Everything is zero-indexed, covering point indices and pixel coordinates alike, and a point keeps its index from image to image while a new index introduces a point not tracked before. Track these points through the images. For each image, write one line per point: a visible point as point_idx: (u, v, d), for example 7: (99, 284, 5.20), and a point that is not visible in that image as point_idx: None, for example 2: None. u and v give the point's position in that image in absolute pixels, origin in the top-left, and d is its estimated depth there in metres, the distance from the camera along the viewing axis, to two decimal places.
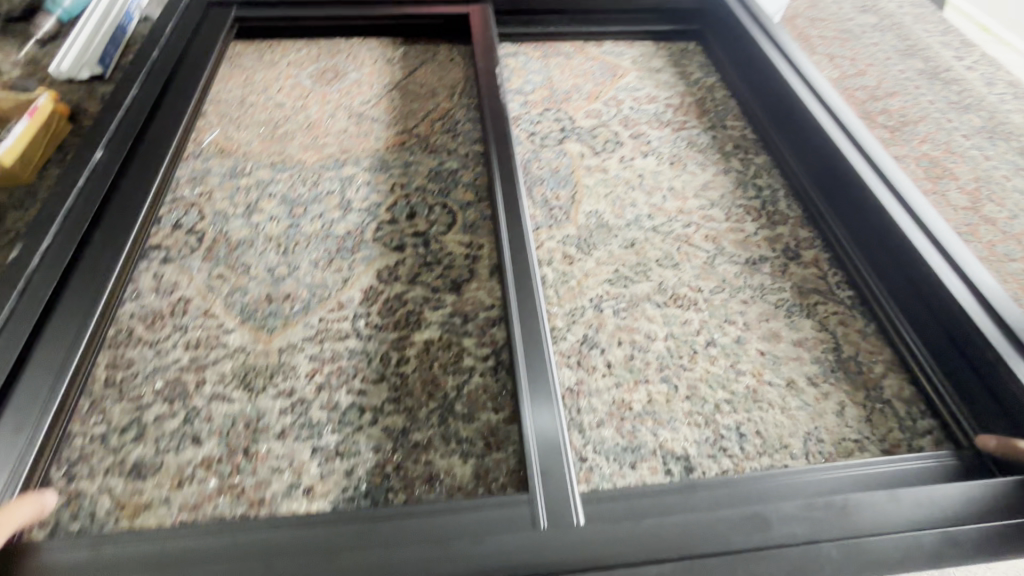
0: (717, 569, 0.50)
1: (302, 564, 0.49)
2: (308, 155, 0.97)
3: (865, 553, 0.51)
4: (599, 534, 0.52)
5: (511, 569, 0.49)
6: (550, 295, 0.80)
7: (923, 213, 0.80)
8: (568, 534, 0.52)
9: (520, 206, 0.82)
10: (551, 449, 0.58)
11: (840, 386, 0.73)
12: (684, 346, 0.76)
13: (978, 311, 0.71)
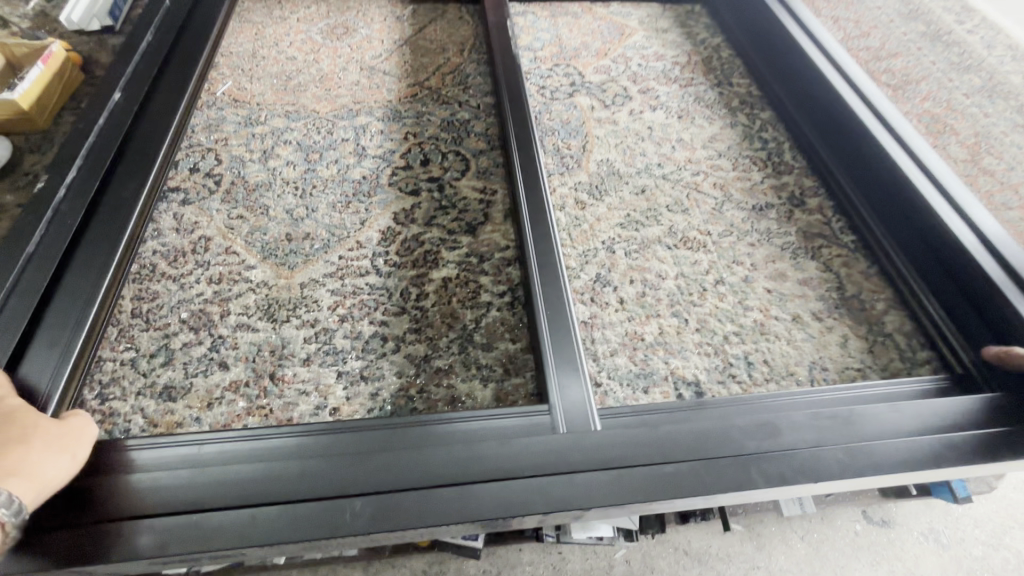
0: (731, 469, 0.53)
1: (335, 463, 0.51)
2: (322, 106, 0.98)
3: (870, 455, 0.54)
4: (618, 438, 0.54)
5: (536, 468, 0.52)
6: (564, 237, 0.82)
7: (926, 159, 0.81)
8: (589, 438, 0.54)
9: (534, 148, 0.83)
10: (569, 365, 0.61)
11: (843, 321, 0.76)
12: (694, 284, 0.78)
13: (980, 251, 0.72)
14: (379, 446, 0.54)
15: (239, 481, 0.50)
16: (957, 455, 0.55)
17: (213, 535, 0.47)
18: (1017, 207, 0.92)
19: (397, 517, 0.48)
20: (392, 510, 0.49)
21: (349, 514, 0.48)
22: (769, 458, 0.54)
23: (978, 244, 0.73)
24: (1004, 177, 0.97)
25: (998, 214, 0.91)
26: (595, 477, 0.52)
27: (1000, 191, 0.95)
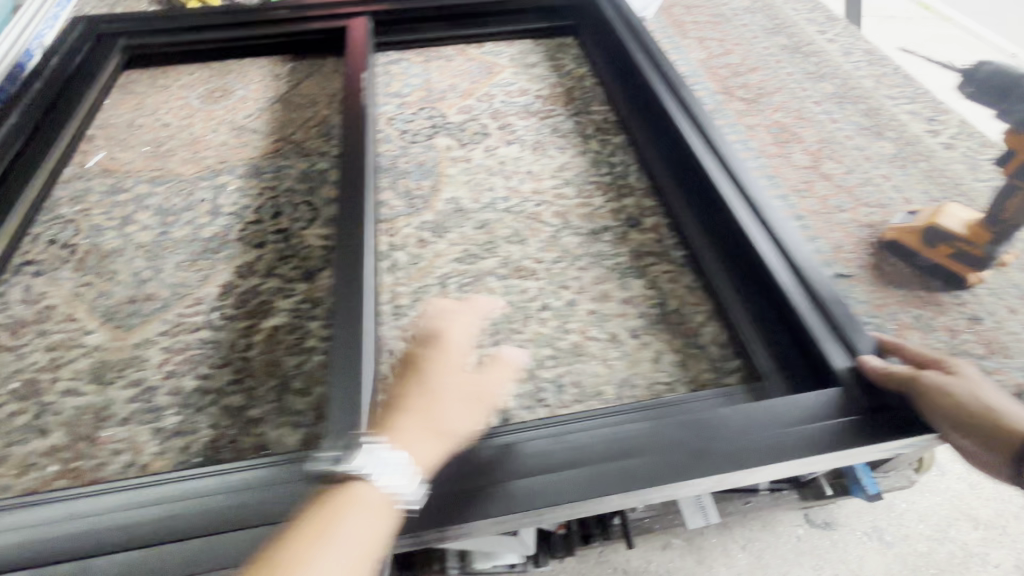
0: None
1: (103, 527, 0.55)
2: (187, 168, 1.03)
3: None
4: (378, 477, 0.57)
5: (290, 512, 0.55)
6: (399, 276, 0.86)
7: (754, 190, 0.84)
8: (351, 479, 0.57)
9: (363, 190, 0.86)
10: (352, 408, 0.64)
11: (661, 336, 0.79)
12: (519, 311, 0.81)
13: (792, 283, 0.74)
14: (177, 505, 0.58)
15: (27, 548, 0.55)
16: (703, 467, 0.59)
17: None
18: (850, 209, 0.95)
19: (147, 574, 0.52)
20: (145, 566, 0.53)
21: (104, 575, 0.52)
22: (525, 486, 0.58)
23: (793, 277, 0.75)
24: (841, 180, 1.00)
25: (830, 218, 0.94)
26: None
27: (836, 195, 0.98)
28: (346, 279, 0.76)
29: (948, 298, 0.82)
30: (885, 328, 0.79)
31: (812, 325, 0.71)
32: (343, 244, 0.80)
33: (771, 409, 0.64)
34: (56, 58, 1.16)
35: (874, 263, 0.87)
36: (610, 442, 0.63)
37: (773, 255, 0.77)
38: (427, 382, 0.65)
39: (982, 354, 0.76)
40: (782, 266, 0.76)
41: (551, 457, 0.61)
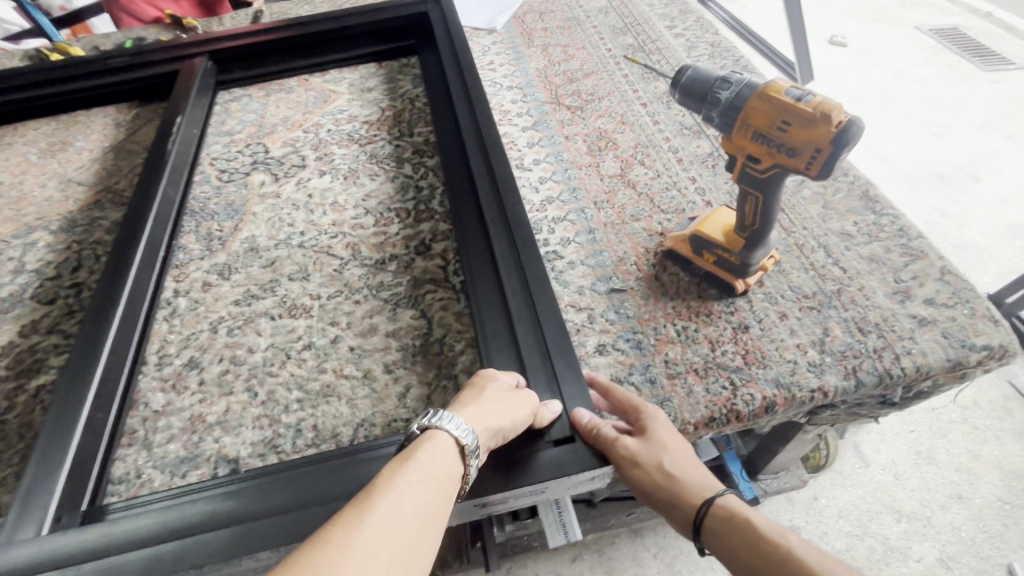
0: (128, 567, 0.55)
1: None
2: (4, 227, 1.05)
3: (267, 530, 0.56)
4: (38, 551, 0.58)
5: None
6: (174, 324, 0.86)
7: (514, 221, 0.82)
8: (10, 553, 0.58)
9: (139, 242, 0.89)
10: (45, 475, 0.65)
11: (414, 370, 0.77)
12: (280, 353, 0.81)
13: (527, 321, 0.73)
14: None
15: None
16: None
17: None
18: (645, 217, 0.92)
19: None
20: None
21: None
22: (168, 547, 0.56)
23: (530, 314, 0.73)
24: (645, 187, 0.97)
25: (622, 229, 0.91)
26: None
27: (634, 203, 0.95)
28: (89, 343, 0.77)
29: (718, 307, 0.79)
30: (644, 345, 0.76)
31: (535, 364, 0.69)
32: (96, 305, 0.81)
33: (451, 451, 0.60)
34: None
35: (654, 274, 0.84)
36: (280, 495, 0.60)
37: (517, 291, 0.76)
38: (499, 380, 0.62)
39: (737, 367, 0.72)
40: (523, 303, 0.74)
41: (213, 515, 0.59)
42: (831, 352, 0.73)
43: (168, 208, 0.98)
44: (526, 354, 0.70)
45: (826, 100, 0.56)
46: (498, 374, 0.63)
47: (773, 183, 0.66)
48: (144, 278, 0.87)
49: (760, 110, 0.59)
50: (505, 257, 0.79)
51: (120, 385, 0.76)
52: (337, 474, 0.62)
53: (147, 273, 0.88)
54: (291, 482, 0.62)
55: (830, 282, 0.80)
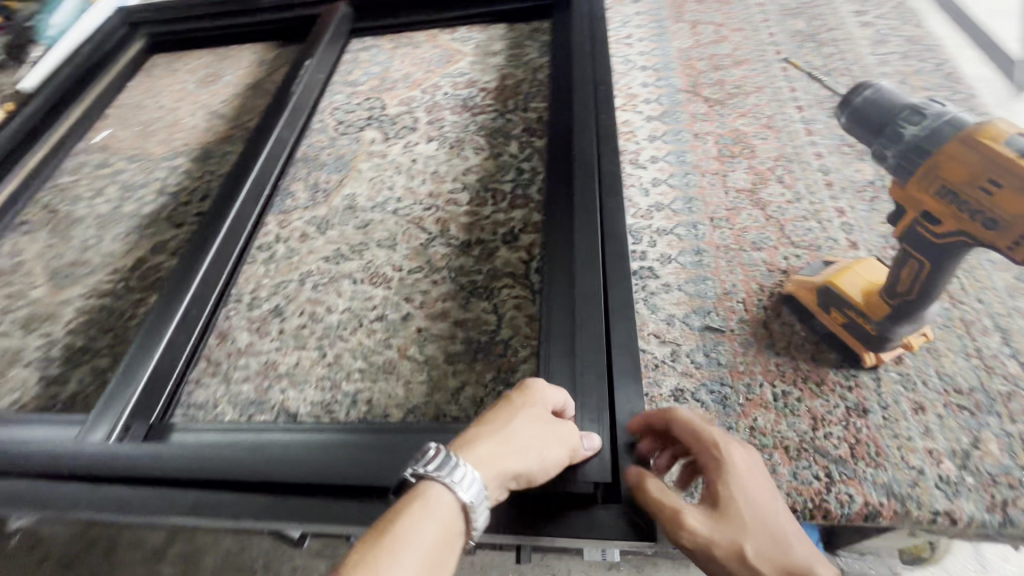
0: (179, 501, 0.61)
1: None
2: (158, 148, 1.18)
3: (295, 505, 0.59)
4: (109, 457, 0.66)
5: (38, 468, 0.66)
6: (270, 268, 0.91)
7: (612, 230, 0.73)
8: (90, 453, 0.67)
9: (246, 178, 0.97)
10: (126, 387, 0.73)
11: (474, 368, 0.74)
12: (354, 319, 0.82)
13: (595, 338, 0.64)
14: (53, 442, 0.69)
15: None
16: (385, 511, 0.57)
17: None
18: (767, 248, 0.79)
19: None
20: None
21: None
22: (212, 489, 0.61)
23: (603, 335, 0.65)
24: (776, 211, 0.83)
25: (736, 256, 0.79)
26: (81, 486, 0.64)
27: (758, 228, 0.81)
28: (189, 268, 0.85)
29: (835, 376, 0.65)
30: (729, 402, 0.66)
31: (592, 393, 0.60)
32: (201, 236, 0.89)
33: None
34: (91, 43, 1.36)
35: (764, 319, 0.72)
36: (304, 461, 0.62)
37: (593, 304, 0.67)
38: (529, 404, 0.55)
39: (841, 457, 0.60)
40: (597, 317, 0.66)
41: (244, 464, 0.63)
42: (974, 472, 0.58)
43: (280, 149, 1.04)
44: (582, 373, 0.62)
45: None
46: (532, 394, 0.56)
47: (949, 253, 0.51)
48: (246, 214, 0.94)
49: (959, 161, 0.45)
50: (591, 264, 0.70)
51: (203, 315, 0.83)
52: (360, 453, 0.63)
53: (249, 209, 0.95)
54: (318, 448, 0.64)
55: (995, 381, 0.63)
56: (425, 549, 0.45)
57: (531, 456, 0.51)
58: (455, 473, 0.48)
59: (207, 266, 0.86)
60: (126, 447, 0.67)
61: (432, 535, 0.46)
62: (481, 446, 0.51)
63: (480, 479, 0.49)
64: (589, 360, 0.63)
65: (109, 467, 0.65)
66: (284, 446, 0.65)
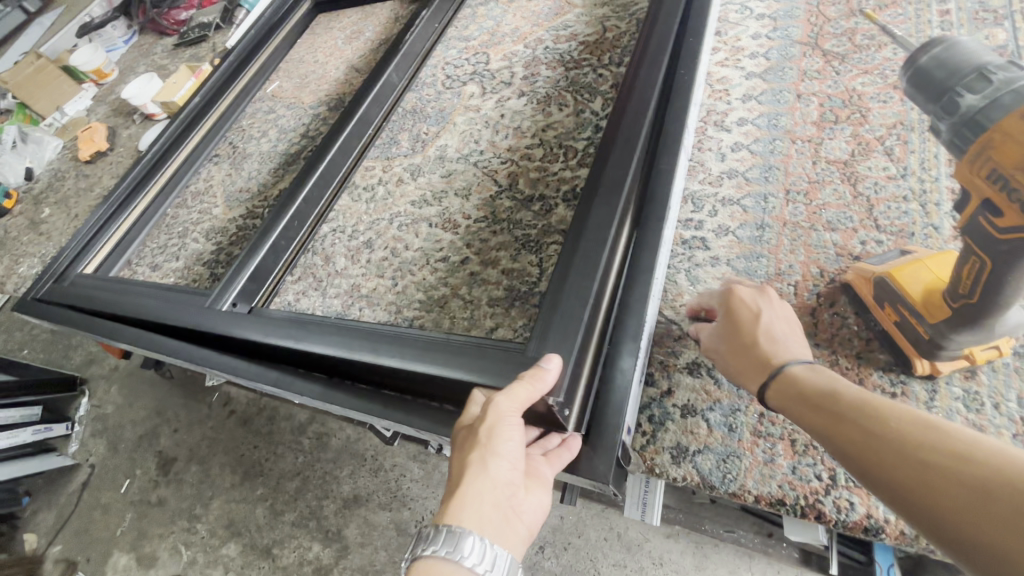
0: (262, 378, 0.77)
1: (126, 298, 1.01)
2: (309, 99, 1.41)
3: (334, 398, 0.71)
4: (218, 329, 0.84)
5: (184, 331, 0.89)
6: (369, 207, 1.06)
7: (655, 195, 0.71)
8: (209, 323, 0.87)
9: (351, 116, 1.13)
10: (237, 275, 0.94)
11: (510, 313, 0.82)
12: (424, 257, 0.94)
13: (593, 276, 0.59)
14: (189, 312, 0.91)
15: (111, 288, 1.07)
16: (403, 416, 0.66)
17: (87, 323, 1.03)
18: (843, 230, 0.70)
19: (129, 337, 0.95)
20: (132, 334, 0.95)
21: (118, 331, 0.97)
22: (291, 371, 0.76)
23: (613, 293, 0.64)
24: (870, 188, 0.72)
25: (804, 235, 0.72)
26: (210, 353, 0.85)
27: (838, 207, 0.72)
28: (297, 186, 1.05)
29: (878, 379, 0.59)
30: (745, 385, 0.63)
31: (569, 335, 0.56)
32: (311, 158, 1.08)
33: (470, 380, 0.59)
34: (272, 7, 1.67)
35: (814, 306, 0.66)
36: (338, 353, 0.69)
37: (603, 241, 0.63)
38: (502, 442, 0.47)
39: None
40: (600, 253, 0.61)
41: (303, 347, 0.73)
42: None
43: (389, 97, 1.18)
44: (571, 304, 0.58)
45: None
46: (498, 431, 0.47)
47: (1016, 252, 0.42)
48: (350, 145, 1.12)
49: (1013, 140, 0.37)
50: (616, 212, 0.65)
51: (303, 226, 1.04)
52: (383, 347, 0.67)
53: (353, 141, 1.13)
54: (355, 337, 0.70)
55: None
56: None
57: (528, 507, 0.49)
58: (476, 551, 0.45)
59: (312, 183, 1.05)
60: (229, 323, 0.84)
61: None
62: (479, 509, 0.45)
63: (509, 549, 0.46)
64: (580, 305, 0.58)
65: (222, 336, 0.84)
66: (323, 336, 0.73)
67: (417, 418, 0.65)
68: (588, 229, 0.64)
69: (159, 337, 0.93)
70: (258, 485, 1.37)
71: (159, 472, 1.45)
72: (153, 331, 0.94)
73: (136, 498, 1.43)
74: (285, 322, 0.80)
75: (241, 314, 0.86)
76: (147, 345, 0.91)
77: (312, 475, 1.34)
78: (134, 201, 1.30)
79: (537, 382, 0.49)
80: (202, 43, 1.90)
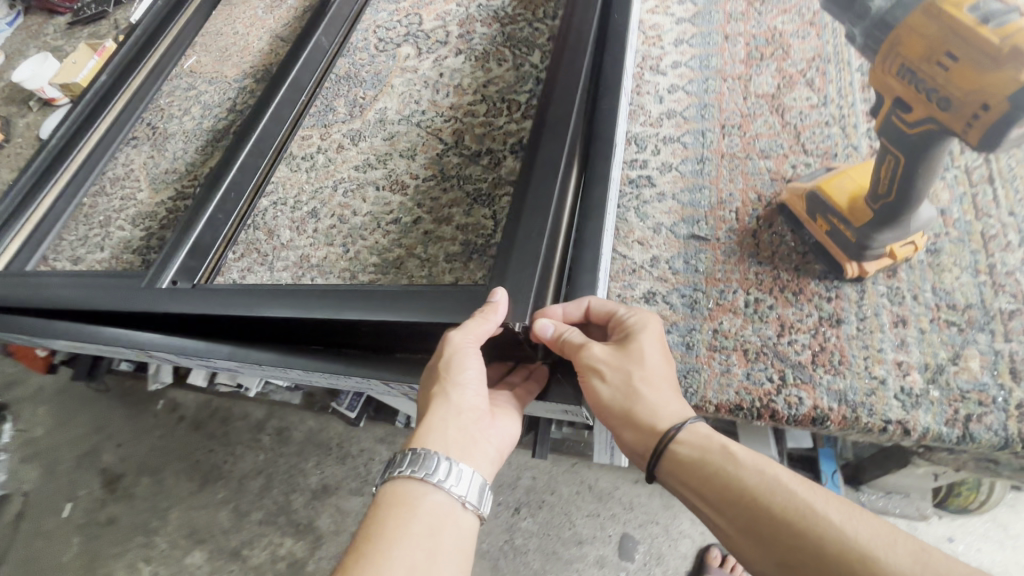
0: (215, 353, 0.74)
1: (46, 288, 0.93)
2: (232, 72, 1.33)
3: (295, 362, 0.69)
4: (157, 309, 0.80)
5: (121, 316, 0.84)
6: (310, 177, 1.02)
7: (599, 131, 0.71)
8: (147, 302, 0.82)
9: (282, 83, 1.07)
10: (175, 252, 0.89)
11: (468, 267, 0.81)
12: (374, 221, 0.92)
13: (544, 211, 0.62)
14: (123, 295, 0.85)
15: (27, 279, 0.98)
16: (370, 369, 0.66)
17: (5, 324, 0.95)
18: (776, 156, 0.75)
19: (61, 331, 0.89)
20: (64, 328, 0.89)
21: (46, 327, 0.91)
22: (246, 343, 0.74)
23: (567, 229, 0.65)
24: (796, 117, 0.77)
25: (741, 165, 0.76)
26: (156, 336, 0.81)
27: (770, 136, 0.76)
28: (231, 158, 1.00)
29: (815, 287, 0.64)
30: (698, 306, 0.67)
31: (525, 264, 0.58)
32: (242, 127, 1.03)
33: (430, 319, 0.60)
34: None
35: (754, 229, 0.70)
36: (294, 316, 0.67)
37: (551, 179, 0.65)
38: (461, 373, 0.43)
39: (800, 363, 0.60)
40: (550, 191, 0.64)
41: (254, 311, 0.71)
42: (943, 387, 0.55)
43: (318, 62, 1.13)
44: (525, 239, 0.60)
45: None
46: (455, 358, 0.44)
47: (924, 143, 0.47)
48: (281, 114, 1.07)
49: (919, 35, 0.40)
50: (560, 153, 0.68)
51: (243, 198, 0.98)
52: (340, 301, 0.66)
53: (285, 109, 1.08)
54: (312, 297, 0.68)
55: (1000, 299, 0.58)
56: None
57: (494, 435, 0.44)
58: (442, 470, 0.40)
59: (246, 154, 1.00)
60: (168, 301, 0.80)
61: (424, 558, 0.37)
62: (439, 431, 0.41)
63: (479, 473, 0.42)
64: (535, 237, 0.60)
65: (165, 315, 0.79)
66: (275, 303, 0.70)
67: (386, 370, 0.65)
68: (537, 169, 0.67)
69: (92, 327, 0.87)
70: (219, 489, 1.34)
71: (106, 492, 1.37)
72: (86, 322, 0.88)
73: (82, 521, 1.34)
74: (230, 293, 0.75)
75: (179, 290, 0.81)
76: (84, 337, 0.86)
77: (275, 472, 1.33)
78: (39, 195, 1.20)
79: (489, 313, 0.49)
80: (101, 20, 1.73)
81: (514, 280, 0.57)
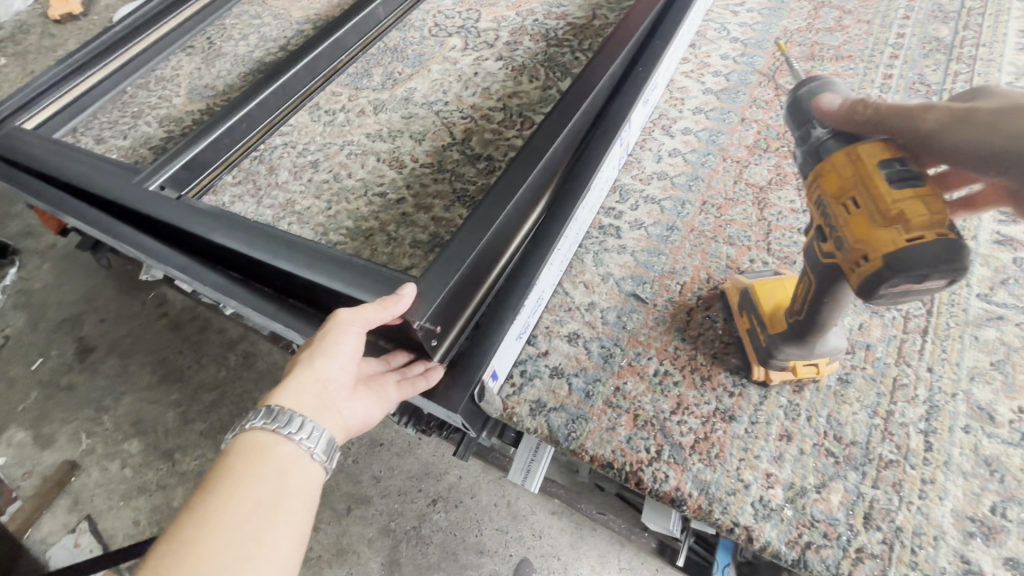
0: (171, 263, 0.78)
1: (55, 156, 0.99)
2: (297, 14, 1.39)
3: (232, 294, 0.74)
4: (139, 208, 0.85)
5: (105, 202, 0.89)
6: (324, 130, 1.07)
7: (578, 173, 0.75)
8: (132, 197, 0.86)
9: (331, 35, 1.12)
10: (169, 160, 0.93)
11: (427, 258, 0.85)
12: (363, 189, 0.96)
13: (486, 224, 0.64)
14: (114, 184, 0.90)
15: (43, 144, 1.04)
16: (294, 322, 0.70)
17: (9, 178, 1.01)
18: (741, 245, 0.76)
19: (50, 199, 0.94)
20: (54, 197, 0.94)
21: (39, 192, 0.96)
22: (200, 261, 0.78)
23: (513, 254, 0.68)
24: (773, 215, 0.78)
25: (704, 243, 0.77)
26: (127, 230, 0.85)
27: (742, 225, 0.78)
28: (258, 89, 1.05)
29: (724, 378, 0.65)
30: (611, 360, 0.69)
31: (445, 264, 0.62)
32: (276, 67, 1.06)
33: (350, 292, 0.64)
34: None
35: (692, 307, 0.72)
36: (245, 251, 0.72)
37: (507, 195, 0.68)
38: (333, 344, 0.51)
39: (680, 443, 0.62)
40: (501, 207, 0.66)
41: (211, 235, 0.75)
42: (798, 508, 0.56)
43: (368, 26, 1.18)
44: (456, 246, 0.63)
45: (918, 199, 0.38)
46: (334, 332, 0.51)
47: (831, 276, 0.48)
48: (318, 65, 1.12)
49: (835, 174, 0.43)
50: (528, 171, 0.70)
51: (253, 130, 1.04)
52: (282, 247, 0.71)
53: (323, 63, 1.13)
54: (261, 240, 0.73)
55: (885, 445, 0.58)
56: (296, 509, 0.44)
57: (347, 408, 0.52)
58: (297, 423, 0.47)
59: (270, 91, 1.04)
60: (150, 203, 0.85)
61: (271, 494, 0.44)
62: (298, 391, 0.48)
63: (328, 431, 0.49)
64: (467, 244, 0.63)
65: (142, 216, 0.84)
66: (233, 234, 0.75)
67: (305, 326, 0.69)
68: (500, 181, 0.69)
69: (76, 204, 0.92)
70: (174, 390, 1.33)
71: (75, 357, 1.39)
72: (74, 198, 0.93)
73: (46, 379, 1.37)
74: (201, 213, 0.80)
75: (162, 196, 0.86)
76: (66, 211, 0.91)
77: (229, 393, 1.32)
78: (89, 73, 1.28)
79: (389, 304, 0.53)
80: None
81: (429, 279, 0.60)
